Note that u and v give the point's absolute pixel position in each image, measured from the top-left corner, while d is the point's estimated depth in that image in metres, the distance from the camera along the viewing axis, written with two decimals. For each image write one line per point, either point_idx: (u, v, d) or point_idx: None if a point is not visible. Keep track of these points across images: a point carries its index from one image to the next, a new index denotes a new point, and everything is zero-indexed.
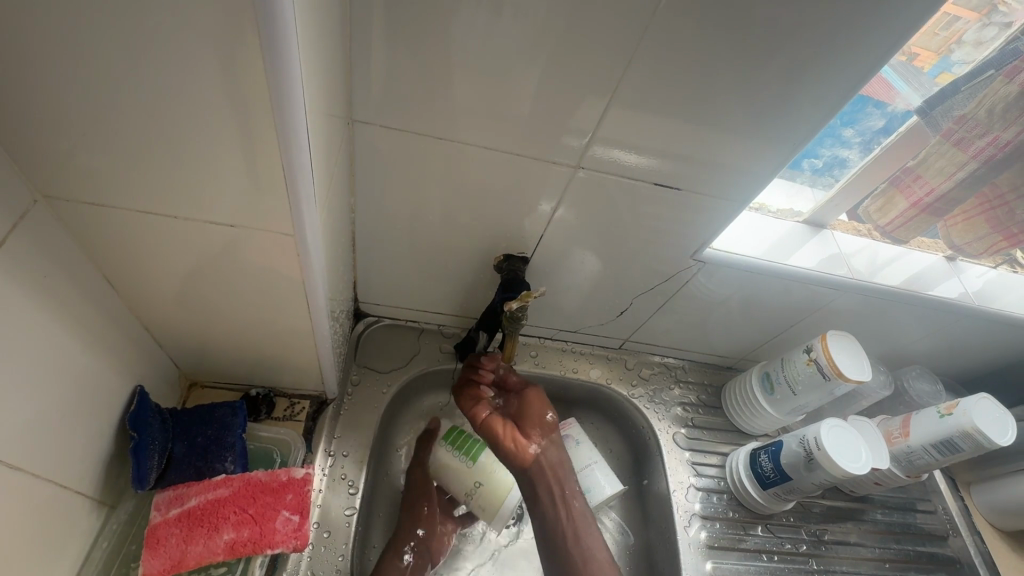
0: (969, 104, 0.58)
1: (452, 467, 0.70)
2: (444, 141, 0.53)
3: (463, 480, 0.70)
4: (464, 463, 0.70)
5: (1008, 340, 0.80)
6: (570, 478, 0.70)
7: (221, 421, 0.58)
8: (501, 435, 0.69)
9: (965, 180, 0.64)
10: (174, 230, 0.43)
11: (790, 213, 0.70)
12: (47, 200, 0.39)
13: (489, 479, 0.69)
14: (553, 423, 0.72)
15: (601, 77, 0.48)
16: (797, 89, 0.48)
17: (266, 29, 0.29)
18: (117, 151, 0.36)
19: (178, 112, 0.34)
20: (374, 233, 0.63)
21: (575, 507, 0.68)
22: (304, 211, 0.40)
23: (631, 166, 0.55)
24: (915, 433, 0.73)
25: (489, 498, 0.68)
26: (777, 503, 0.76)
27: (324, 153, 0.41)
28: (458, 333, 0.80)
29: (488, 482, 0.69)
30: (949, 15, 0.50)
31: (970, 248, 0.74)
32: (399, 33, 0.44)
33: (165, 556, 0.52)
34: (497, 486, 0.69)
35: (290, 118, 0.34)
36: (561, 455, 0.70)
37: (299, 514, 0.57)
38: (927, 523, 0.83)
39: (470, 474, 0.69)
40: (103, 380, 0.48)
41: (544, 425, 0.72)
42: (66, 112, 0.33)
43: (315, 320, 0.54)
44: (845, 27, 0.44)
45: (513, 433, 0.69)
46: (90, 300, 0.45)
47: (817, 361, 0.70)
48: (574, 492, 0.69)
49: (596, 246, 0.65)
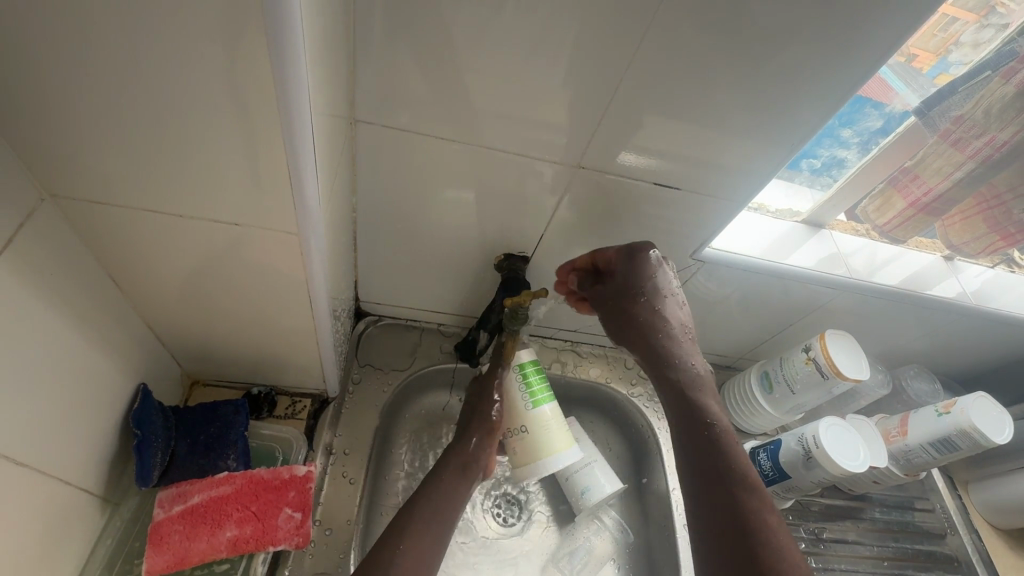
0: (967, 105, 0.59)
1: (512, 401, 0.67)
2: (445, 141, 0.53)
3: (513, 416, 0.67)
4: (523, 403, 0.67)
5: (1004, 339, 0.80)
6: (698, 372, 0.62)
7: (224, 419, 0.59)
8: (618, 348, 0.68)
9: (963, 180, 0.65)
10: (178, 229, 0.43)
11: (789, 213, 0.71)
12: (54, 199, 0.39)
13: (541, 430, 0.66)
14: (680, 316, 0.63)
15: (602, 77, 0.48)
16: (796, 89, 0.49)
17: (271, 27, 0.29)
18: (124, 149, 0.36)
19: (184, 111, 0.34)
20: (374, 232, 0.64)
21: (721, 430, 0.57)
22: (307, 210, 0.41)
23: (631, 165, 0.56)
24: (913, 431, 0.73)
25: (530, 450, 0.65)
26: (776, 501, 0.76)
27: (327, 153, 0.42)
28: (458, 331, 0.81)
29: (536, 434, 0.66)
30: (947, 17, 0.50)
31: (968, 247, 0.74)
32: (401, 33, 0.45)
33: (169, 552, 0.52)
34: (540, 450, 0.65)
35: (295, 116, 0.34)
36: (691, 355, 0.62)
37: (301, 511, 0.58)
38: (925, 521, 0.84)
39: (523, 417, 0.66)
40: (106, 378, 0.49)
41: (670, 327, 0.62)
42: (73, 110, 0.34)
43: (317, 319, 0.54)
44: (845, 28, 0.44)
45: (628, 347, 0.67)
46: (94, 297, 0.45)
47: (816, 360, 0.70)
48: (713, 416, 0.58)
49: (597, 245, 0.66)
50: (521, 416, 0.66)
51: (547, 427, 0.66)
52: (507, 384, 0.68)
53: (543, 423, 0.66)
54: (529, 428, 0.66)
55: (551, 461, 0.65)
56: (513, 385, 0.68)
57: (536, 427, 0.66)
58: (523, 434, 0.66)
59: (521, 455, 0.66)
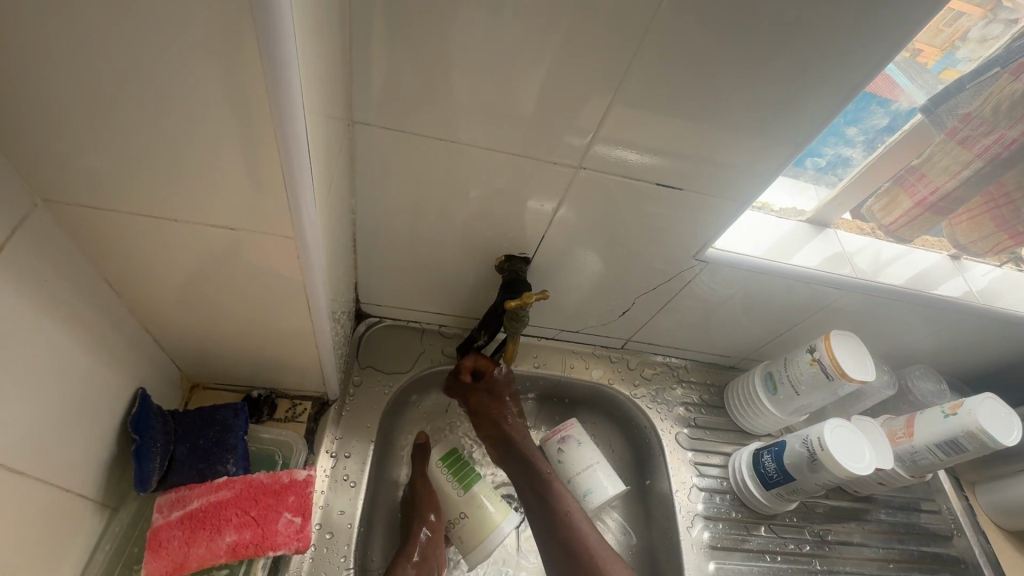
0: (975, 101, 0.57)
1: (443, 491, 0.70)
2: (444, 142, 0.53)
3: (449, 506, 0.70)
4: (453, 490, 0.70)
5: (1013, 339, 0.79)
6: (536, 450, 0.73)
7: (223, 422, 0.58)
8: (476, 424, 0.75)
9: (970, 180, 0.64)
10: (173, 233, 0.43)
11: (793, 212, 0.70)
12: (47, 204, 0.39)
13: (477, 511, 0.69)
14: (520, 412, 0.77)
15: (603, 76, 0.47)
16: (799, 88, 0.48)
17: (263, 29, 0.29)
18: (116, 154, 0.36)
19: (177, 113, 0.34)
20: (374, 234, 0.63)
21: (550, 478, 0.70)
22: (304, 213, 0.40)
23: (633, 165, 0.55)
24: (918, 433, 0.73)
25: (476, 530, 0.68)
26: (780, 503, 0.76)
27: (324, 154, 0.41)
28: (458, 333, 0.80)
29: (475, 515, 0.69)
30: (953, 11, 0.49)
31: (976, 246, 0.73)
32: (398, 34, 0.44)
33: (167, 558, 0.51)
34: (483, 529, 0.68)
35: (289, 119, 0.33)
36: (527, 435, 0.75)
37: (301, 516, 0.57)
38: (931, 523, 0.83)
39: (457, 504, 0.69)
40: (104, 382, 0.48)
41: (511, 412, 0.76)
42: (66, 114, 0.33)
43: (316, 322, 0.54)
44: (850, 25, 0.44)
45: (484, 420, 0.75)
46: (90, 302, 0.45)
47: (820, 360, 0.69)
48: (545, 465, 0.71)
49: (599, 246, 0.65)
50: (457, 502, 0.70)
51: (483, 506, 0.69)
52: (435, 477, 0.72)
53: (475, 504, 0.69)
54: (466, 513, 0.69)
55: (496, 537, 0.68)
56: (439, 475, 0.71)
57: (470, 508, 0.69)
58: (463, 520, 0.69)
59: (467, 539, 0.68)
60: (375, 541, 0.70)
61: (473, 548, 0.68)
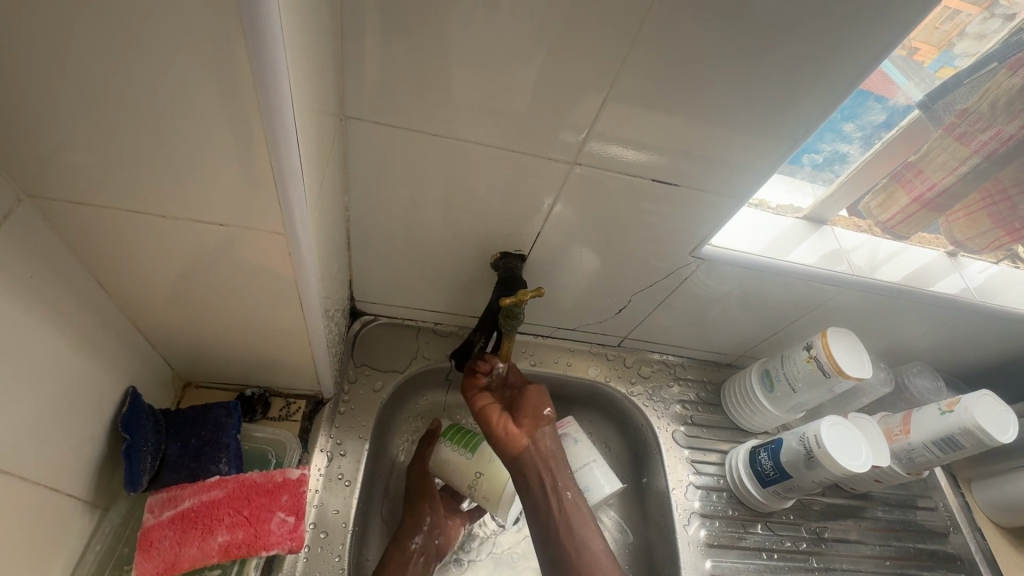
0: (972, 98, 0.57)
1: (452, 461, 0.72)
2: (438, 138, 0.52)
3: (463, 472, 0.71)
4: (462, 456, 0.71)
5: (1009, 336, 0.79)
6: (564, 472, 0.68)
7: (215, 422, 0.58)
8: (494, 424, 0.68)
9: (967, 175, 0.64)
10: (161, 229, 0.42)
11: (790, 209, 0.70)
12: (32, 200, 0.38)
13: (490, 464, 0.70)
14: (549, 417, 0.70)
15: (598, 71, 0.47)
16: (796, 85, 0.48)
17: (250, 23, 0.28)
18: (102, 149, 0.35)
19: (163, 106, 0.33)
20: (368, 231, 0.63)
21: (570, 499, 0.66)
22: (294, 209, 0.40)
23: (629, 162, 0.55)
24: (915, 430, 0.73)
25: (496, 481, 0.70)
26: (777, 500, 0.75)
27: (315, 150, 0.41)
28: (454, 330, 0.79)
29: (489, 468, 0.70)
30: (950, 9, 0.49)
31: (973, 243, 0.73)
32: (390, 28, 0.44)
33: (158, 558, 0.51)
34: (500, 477, 0.70)
35: (277, 115, 0.33)
36: (554, 446, 0.68)
37: (295, 515, 0.56)
38: (928, 520, 0.83)
39: (470, 465, 0.71)
40: (94, 382, 0.48)
41: (539, 419, 0.69)
42: (49, 107, 0.33)
43: (309, 320, 0.53)
44: (848, 20, 0.43)
45: (505, 422, 0.68)
46: (77, 299, 0.44)
47: (817, 358, 0.69)
48: (567, 484, 0.67)
49: (595, 243, 0.65)
50: (470, 465, 0.71)
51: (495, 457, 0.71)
52: (441, 454, 0.72)
53: (485, 460, 0.71)
54: (482, 469, 0.70)
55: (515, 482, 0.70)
56: (445, 450, 0.73)
57: (484, 465, 0.70)
58: (480, 478, 0.70)
59: (491, 495, 0.70)
60: (374, 535, 0.71)
61: (499, 501, 0.70)
